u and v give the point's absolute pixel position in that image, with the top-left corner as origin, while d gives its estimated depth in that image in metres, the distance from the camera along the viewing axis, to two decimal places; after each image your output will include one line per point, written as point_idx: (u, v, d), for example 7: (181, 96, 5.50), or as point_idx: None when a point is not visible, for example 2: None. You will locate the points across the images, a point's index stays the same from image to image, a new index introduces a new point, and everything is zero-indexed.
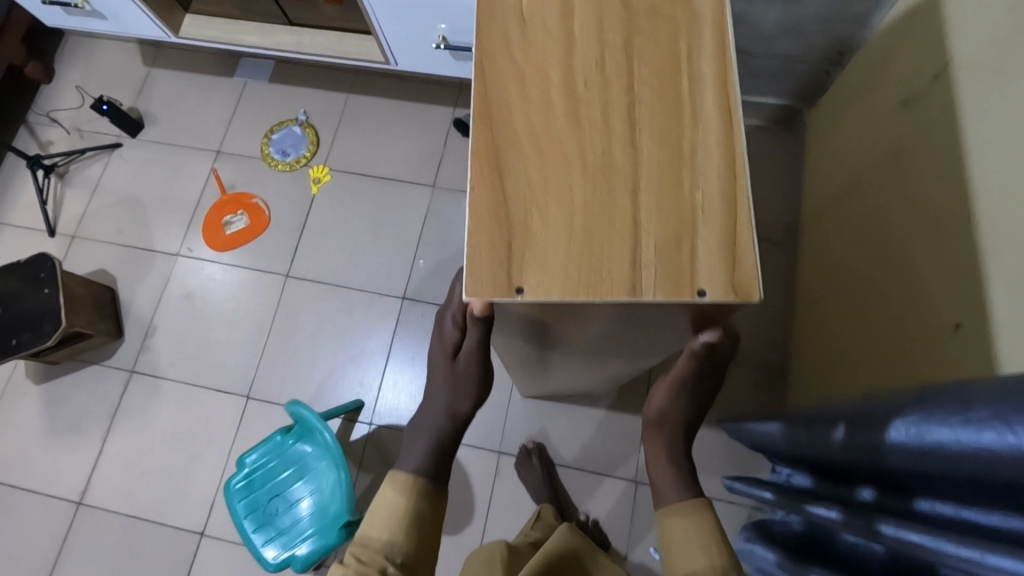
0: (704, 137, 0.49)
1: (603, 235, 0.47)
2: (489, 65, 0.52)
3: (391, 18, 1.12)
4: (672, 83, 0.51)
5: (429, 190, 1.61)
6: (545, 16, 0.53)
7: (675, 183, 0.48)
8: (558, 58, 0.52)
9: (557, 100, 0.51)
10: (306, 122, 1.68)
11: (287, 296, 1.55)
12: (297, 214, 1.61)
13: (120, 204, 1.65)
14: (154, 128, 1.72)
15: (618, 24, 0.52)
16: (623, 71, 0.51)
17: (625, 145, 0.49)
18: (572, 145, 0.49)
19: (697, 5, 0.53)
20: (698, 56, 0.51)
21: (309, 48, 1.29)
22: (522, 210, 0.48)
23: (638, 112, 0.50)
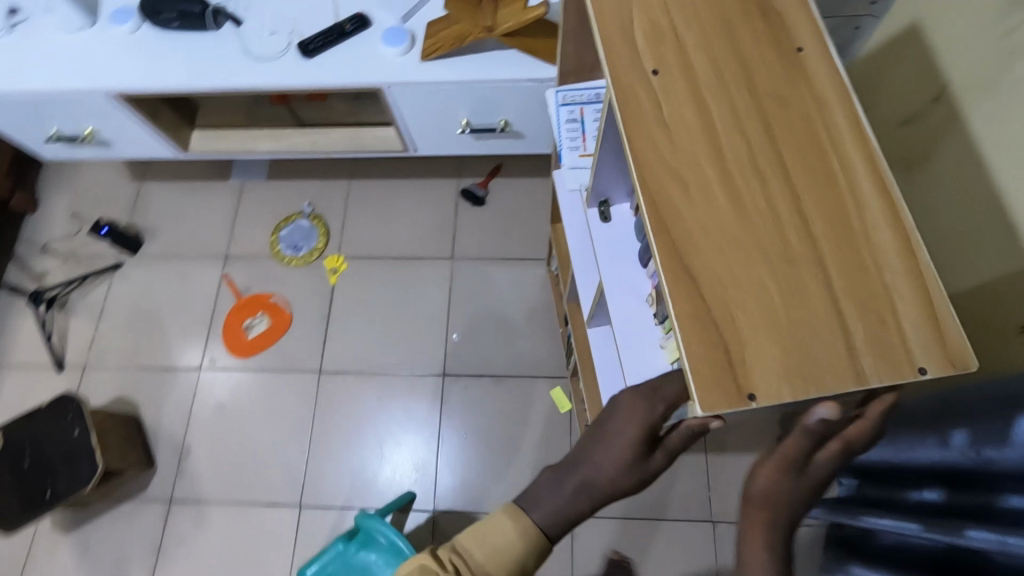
0: (868, 213, 0.49)
1: (812, 332, 0.46)
2: (647, 170, 0.51)
3: (415, 110, 1.13)
4: (823, 167, 0.51)
5: (448, 262, 1.61)
6: (680, 111, 0.53)
7: (862, 269, 0.47)
8: (709, 156, 0.52)
9: (718, 198, 0.51)
10: (312, 213, 1.68)
11: (323, 392, 1.51)
12: (319, 307, 1.59)
13: (131, 325, 1.60)
14: (154, 242, 1.69)
15: (755, 116, 0.53)
16: (775, 162, 0.52)
17: (798, 232, 0.49)
18: (749, 242, 0.49)
19: (822, 88, 0.54)
20: (833, 132, 0.53)
21: (323, 146, 1.29)
22: (725, 316, 0.47)
23: (800, 199, 0.50)
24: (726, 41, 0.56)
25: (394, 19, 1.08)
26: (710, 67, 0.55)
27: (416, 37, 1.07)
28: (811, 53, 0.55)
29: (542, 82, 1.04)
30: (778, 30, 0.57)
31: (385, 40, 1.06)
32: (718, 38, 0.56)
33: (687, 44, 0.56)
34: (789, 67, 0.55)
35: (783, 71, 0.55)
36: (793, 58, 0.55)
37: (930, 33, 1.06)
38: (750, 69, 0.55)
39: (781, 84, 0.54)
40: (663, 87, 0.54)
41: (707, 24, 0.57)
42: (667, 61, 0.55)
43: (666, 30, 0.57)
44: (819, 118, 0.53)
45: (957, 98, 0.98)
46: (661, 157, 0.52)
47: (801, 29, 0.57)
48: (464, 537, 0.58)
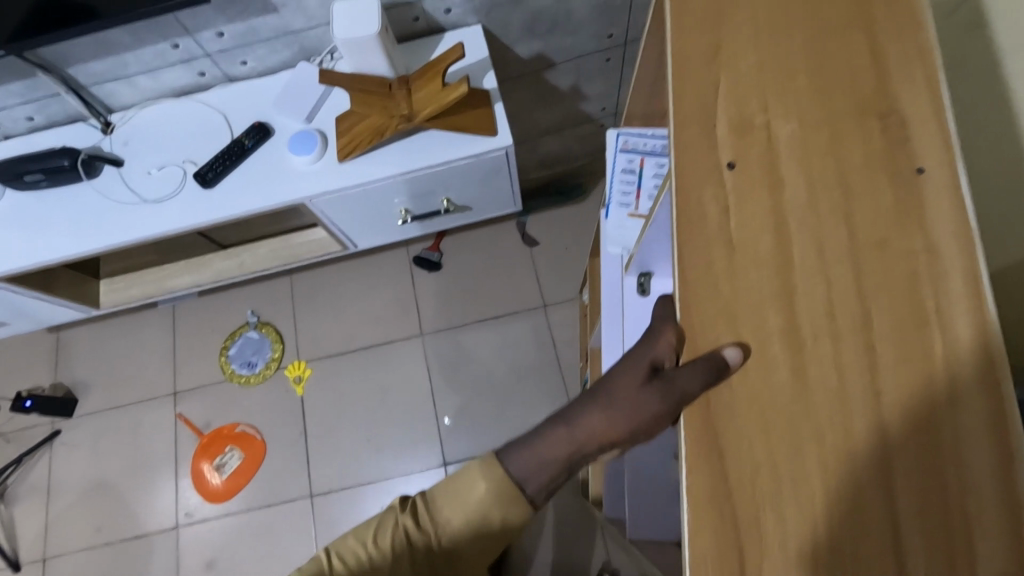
0: (973, 428, 0.41)
1: (855, 529, 0.40)
2: (699, 337, 0.46)
3: (345, 213, 1.00)
4: (915, 333, 0.44)
5: (419, 339, 1.49)
6: (758, 262, 0.47)
7: (943, 476, 0.40)
8: (780, 299, 0.46)
9: (782, 355, 0.44)
10: (259, 321, 1.53)
11: (320, 518, 1.37)
12: (292, 424, 1.45)
13: (86, 497, 1.42)
14: (90, 397, 1.50)
15: (839, 252, 0.46)
16: (854, 313, 0.45)
17: (880, 433, 0.42)
18: (803, 414, 0.43)
19: (932, 228, 0.46)
20: (945, 302, 0.44)
21: (254, 266, 1.15)
22: (753, 508, 0.42)
23: (884, 367, 0.43)
24: (828, 153, 0.49)
25: (297, 122, 0.95)
26: (791, 187, 0.48)
27: (327, 135, 0.94)
28: (935, 177, 0.47)
29: (482, 157, 0.93)
30: (898, 139, 0.48)
31: (293, 147, 0.92)
32: (817, 148, 0.49)
33: (777, 151, 0.50)
34: (901, 205, 0.47)
35: (892, 204, 0.47)
36: (914, 191, 0.47)
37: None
38: (849, 194, 0.48)
39: (883, 220, 0.46)
40: (726, 199, 0.49)
41: (810, 126, 0.50)
42: (747, 158, 0.50)
43: (759, 127, 0.51)
44: (914, 263, 0.45)
45: None
46: (711, 288, 0.47)
47: (925, 142, 0.48)
48: (440, 491, 0.53)
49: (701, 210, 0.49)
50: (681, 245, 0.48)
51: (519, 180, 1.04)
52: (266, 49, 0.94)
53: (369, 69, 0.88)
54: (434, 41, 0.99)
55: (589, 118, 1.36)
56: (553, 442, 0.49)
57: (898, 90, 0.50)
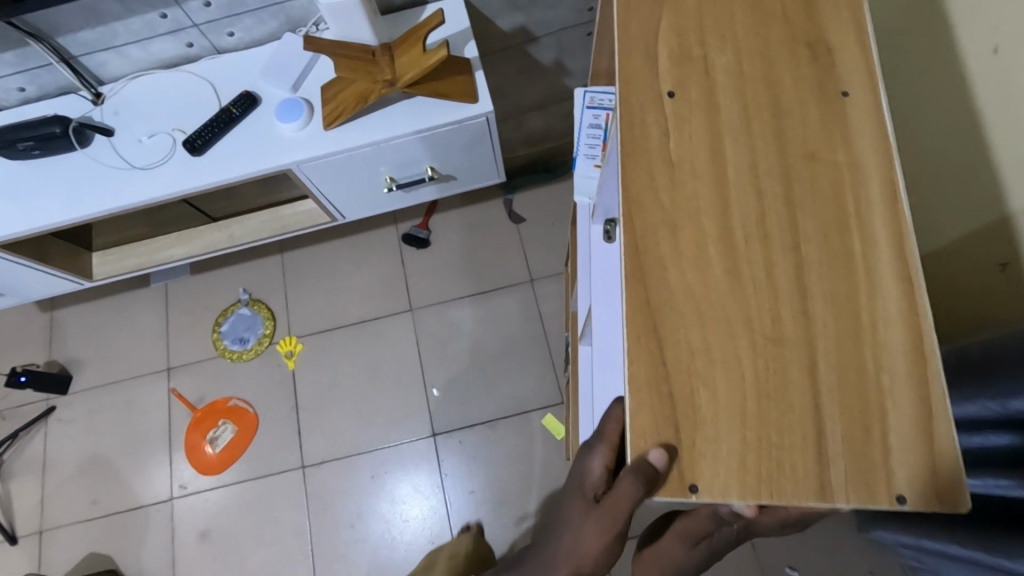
0: (887, 314, 0.45)
1: (782, 415, 0.44)
2: (641, 242, 0.48)
3: (332, 180, 1.03)
4: (839, 235, 0.47)
5: (408, 314, 1.52)
6: (695, 176, 0.50)
7: (860, 361, 0.44)
8: (716, 209, 0.49)
9: (716, 260, 0.47)
10: (250, 299, 1.55)
11: (312, 488, 1.40)
12: (285, 397, 1.47)
13: (81, 471, 1.45)
14: (84, 374, 1.53)
15: (771, 165, 0.49)
16: (784, 220, 0.48)
17: (805, 322, 0.45)
18: (735, 307, 0.46)
19: (856, 142, 0.49)
20: (865, 205, 0.48)
21: (244, 237, 1.18)
22: (689, 390, 0.45)
23: (809, 267, 0.46)
24: (763, 75, 0.52)
25: (283, 90, 0.98)
26: (729, 108, 0.51)
27: (313, 103, 0.97)
28: (859, 97, 0.50)
29: (462, 124, 0.96)
30: (826, 61, 0.52)
31: (279, 115, 0.95)
32: (751, 73, 0.52)
33: (716, 76, 0.52)
34: (828, 120, 0.50)
35: (822, 121, 0.50)
36: (839, 107, 0.50)
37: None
38: (782, 114, 0.51)
39: (813, 135, 0.50)
40: (674, 122, 0.51)
41: (746, 52, 0.53)
42: (686, 85, 0.52)
43: (696, 53, 0.53)
44: (839, 173, 0.49)
45: None
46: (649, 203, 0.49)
47: (851, 67, 0.52)
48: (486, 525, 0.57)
49: (642, 136, 0.51)
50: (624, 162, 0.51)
51: (499, 148, 1.07)
52: (252, 20, 0.97)
53: (354, 38, 0.91)
54: (418, 11, 1.01)
55: (571, 94, 1.39)
56: (585, 534, 0.55)
57: (826, 17, 0.53)
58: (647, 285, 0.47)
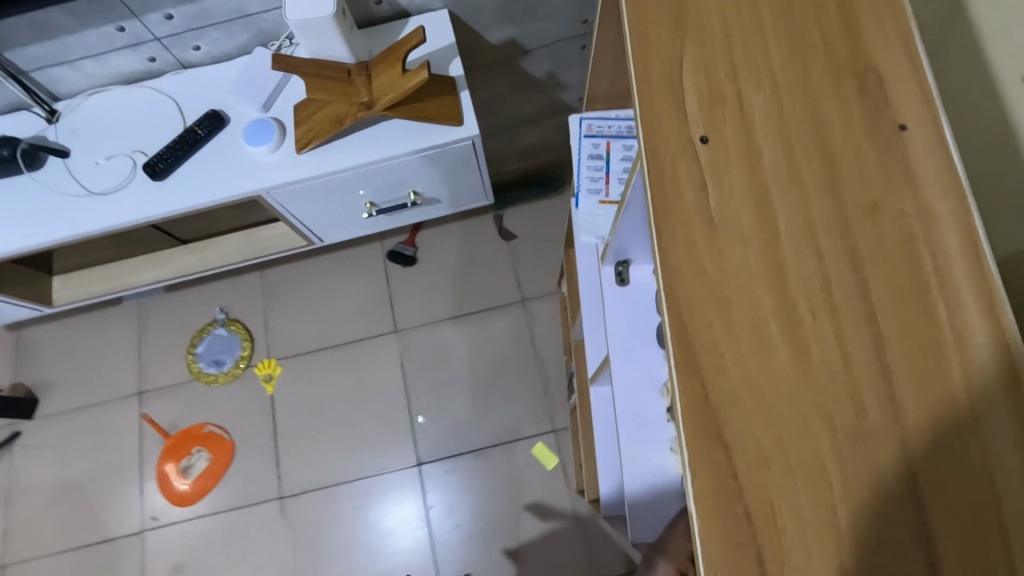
0: (987, 390, 0.39)
1: (877, 520, 0.38)
2: (692, 324, 0.43)
3: (306, 207, 0.97)
4: (918, 297, 0.42)
5: (394, 336, 1.46)
6: (744, 242, 0.44)
7: (956, 448, 0.38)
8: (775, 279, 0.43)
9: (779, 340, 0.42)
10: (228, 319, 1.48)
11: (291, 519, 1.34)
12: (263, 424, 1.40)
13: (48, 501, 1.37)
14: (52, 398, 1.45)
15: (831, 221, 0.44)
16: (852, 282, 0.42)
17: (890, 408, 0.40)
18: (807, 395, 0.41)
19: (924, 188, 0.44)
20: (945, 264, 0.42)
21: (216, 261, 1.10)
22: (767, 500, 0.39)
23: (886, 340, 0.41)
24: (805, 115, 0.47)
25: (253, 110, 0.91)
26: (770, 153, 0.46)
27: (286, 124, 0.90)
28: (919, 132, 0.45)
29: (448, 148, 0.90)
30: (873, 93, 0.47)
31: (248, 138, 0.88)
32: (792, 116, 0.47)
33: (753, 119, 0.48)
34: (889, 165, 0.45)
35: (878, 164, 0.45)
36: (898, 144, 0.45)
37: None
38: (835, 162, 0.45)
39: (874, 181, 0.45)
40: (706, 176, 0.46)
41: (781, 88, 0.48)
42: (720, 129, 0.47)
43: (725, 95, 0.48)
44: (910, 224, 0.43)
45: None
46: (699, 278, 0.44)
47: (906, 99, 0.46)
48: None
49: (673, 195, 0.46)
50: (659, 231, 0.45)
51: (488, 171, 1.00)
52: (220, 33, 0.89)
53: (328, 54, 0.83)
54: (399, 26, 0.94)
55: (564, 107, 1.33)
56: None
57: (870, 43, 0.48)
58: (705, 376, 0.42)
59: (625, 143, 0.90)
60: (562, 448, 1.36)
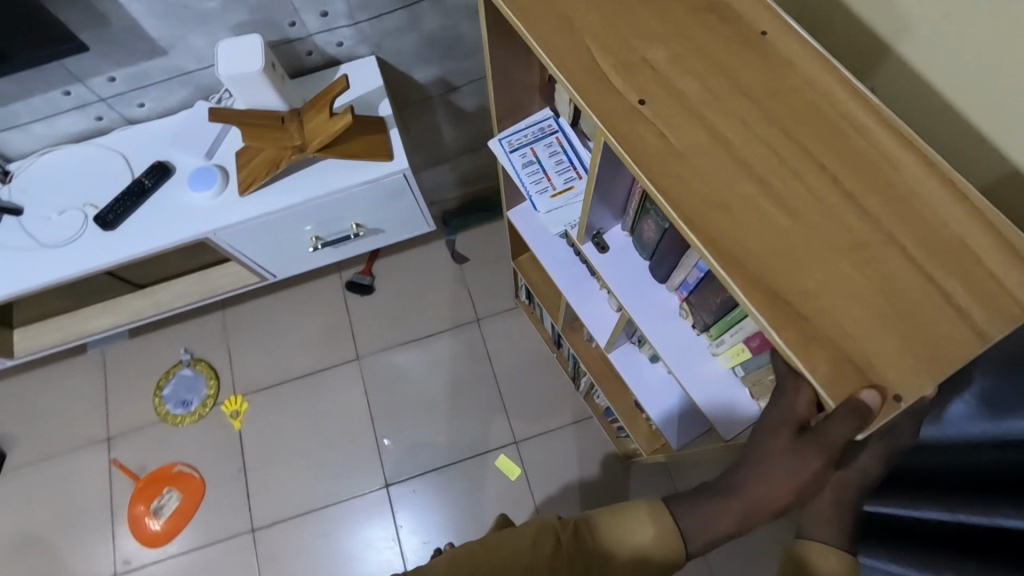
0: (896, 160, 0.44)
1: (903, 287, 0.41)
2: (684, 202, 0.44)
3: (253, 245, 1.03)
4: (812, 115, 0.46)
5: (356, 363, 1.51)
6: (671, 121, 0.46)
7: (909, 208, 0.43)
8: (771, 197, 0.44)
9: (799, 243, 0.43)
10: (192, 359, 1.52)
11: (264, 551, 1.36)
12: (231, 459, 1.44)
13: (15, 557, 1.38)
14: (18, 451, 1.46)
15: (731, 88, 0.47)
16: (769, 126, 0.46)
17: (847, 205, 0.43)
18: (793, 222, 0.43)
19: (769, 37, 0.49)
20: (817, 80, 0.47)
21: (173, 303, 1.15)
22: (822, 316, 0.41)
23: (869, 201, 0.44)
24: (648, 9, 0.51)
25: (196, 159, 0.97)
26: (693, 85, 0.47)
27: (229, 168, 0.97)
28: None
29: (381, 182, 0.97)
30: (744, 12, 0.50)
31: (193, 184, 0.94)
32: (640, 13, 0.51)
33: (621, 28, 0.50)
34: (727, 26, 0.49)
35: (722, 24, 0.49)
36: (769, 42, 0.49)
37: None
38: (687, 39, 0.49)
39: (776, 80, 0.47)
40: (663, 130, 0.46)
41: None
42: (648, 86, 0.48)
43: (629, 60, 0.49)
44: (827, 104, 0.46)
45: None
46: (718, 223, 0.44)
47: None
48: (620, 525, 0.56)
49: (607, 105, 0.47)
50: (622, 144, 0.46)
51: (423, 199, 1.08)
52: (160, 91, 0.97)
53: (263, 104, 0.91)
54: (333, 71, 1.02)
55: None
56: (781, 472, 0.48)
57: None
58: (715, 239, 0.44)
59: (546, 140, 0.75)
60: (524, 458, 1.41)
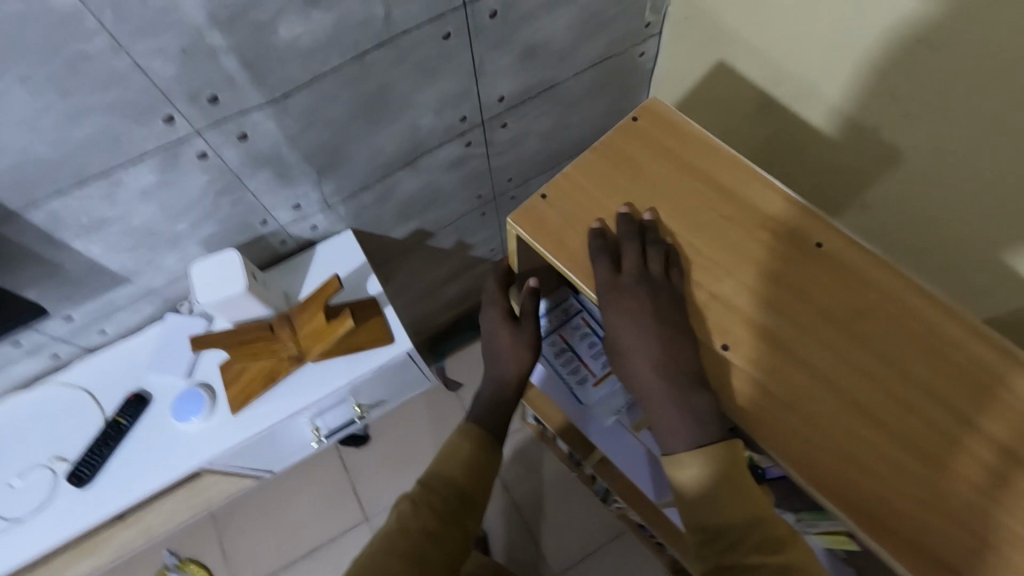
0: (936, 336, 0.59)
1: (952, 458, 0.54)
2: (756, 404, 0.58)
3: (253, 455, 0.94)
4: (863, 303, 0.61)
5: (366, 526, 1.39)
6: (740, 327, 0.61)
7: (953, 378, 0.57)
8: (852, 409, 0.57)
9: (898, 453, 0.55)
10: (180, 561, 1.35)
11: None
12: None
13: None
14: None
15: (786, 291, 0.62)
16: (824, 320, 0.60)
17: (899, 383, 0.57)
18: (853, 404, 0.57)
19: (818, 235, 0.64)
20: (861, 273, 0.62)
21: (162, 528, 1.02)
22: (887, 480, 0.54)
23: (949, 397, 0.56)
24: (707, 227, 0.65)
25: (177, 381, 0.88)
26: (771, 316, 0.61)
27: (214, 385, 0.87)
28: (769, 196, 0.66)
29: (385, 367, 0.91)
30: (785, 235, 0.64)
31: (177, 414, 0.85)
32: (702, 228, 0.65)
33: (684, 251, 0.65)
34: (776, 230, 0.65)
35: (770, 232, 0.65)
36: (831, 260, 0.63)
37: (691, 100, 1.05)
38: (745, 251, 0.64)
39: (846, 298, 0.61)
40: (756, 377, 0.59)
41: (682, 214, 0.66)
42: (709, 303, 0.62)
43: (712, 306, 0.62)
44: (869, 287, 0.61)
45: None
46: (821, 431, 0.57)
47: (743, 181, 0.67)
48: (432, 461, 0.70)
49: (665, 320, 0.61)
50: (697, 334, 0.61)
51: (427, 364, 1.01)
52: (126, 314, 0.88)
53: (245, 314, 0.85)
54: (321, 267, 0.95)
55: (478, 261, 1.39)
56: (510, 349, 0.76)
57: (699, 159, 0.69)
58: (790, 425, 0.57)
59: (573, 322, 0.84)
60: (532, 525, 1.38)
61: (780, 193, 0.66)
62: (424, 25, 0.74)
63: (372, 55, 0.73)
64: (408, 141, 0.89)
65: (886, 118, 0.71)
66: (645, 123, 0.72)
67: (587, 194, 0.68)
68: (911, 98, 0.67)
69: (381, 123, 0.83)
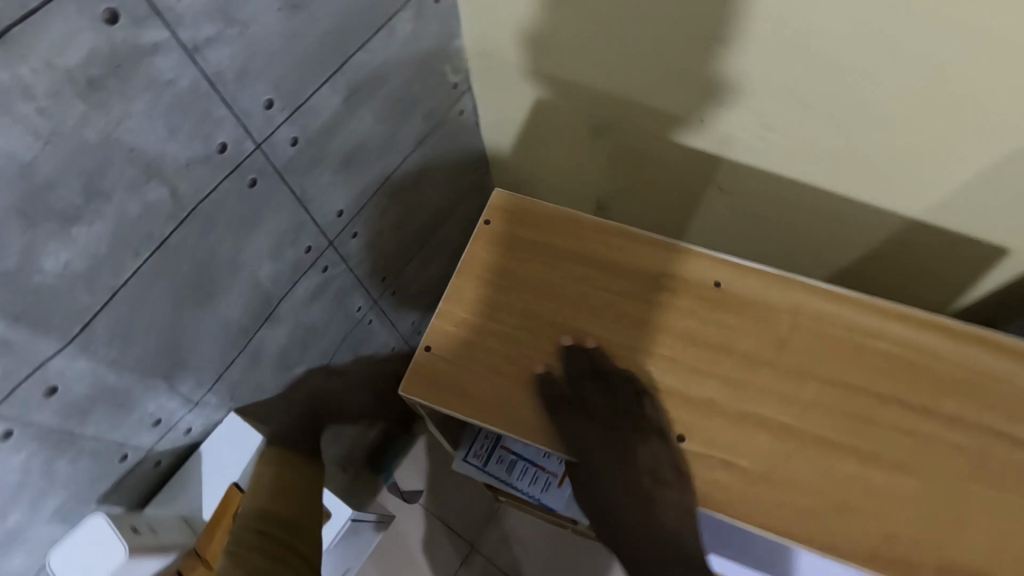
0: (841, 332, 0.60)
1: (907, 452, 0.56)
2: (720, 484, 0.57)
3: None
4: (768, 328, 0.61)
5: None
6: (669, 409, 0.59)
7: (874, 368, 0.59)
8: (805, 442, 0.57)
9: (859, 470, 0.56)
10: None
11: None
12: None
13: None
14: None
15: (697, 345, 0.61)
16: (740, 361, 0.60)
17: (831, 397, 0.58)
18: (805, 436, 0.57)
19: (698, 272, 0.64)
20: (752, 299, 0.63)
21: None
22: (863, 499, 0.55)
23: (897, 393, 0.58)
24: (597, 312, 0.64)
25: None
26: (717, 382, 0.60)
27: None
28: (640, 250, 0.65)
29: None
30: (689, 289, 0.63)
31: None
32: (593, 313, 0.64)
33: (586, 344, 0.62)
34: (660, 286, 0.64)
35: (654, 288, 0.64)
36: (743, 300, 0.62)
37: (525, 142, 1.02)
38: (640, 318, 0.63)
39: (763, 331, 0.61)
40: (726, 459, 0.57)
41: (571, 308, 0.64)
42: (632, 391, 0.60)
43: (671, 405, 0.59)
44: (767, 310, 0.62)
45: (615, 203, 1.01)
46: (788, 479, 0.56)
47: (610, 248, 0.66)
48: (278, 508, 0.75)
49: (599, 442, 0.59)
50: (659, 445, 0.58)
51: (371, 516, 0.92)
52: None
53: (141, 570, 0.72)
54: (220, 471, 0.83)
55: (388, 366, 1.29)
56: None
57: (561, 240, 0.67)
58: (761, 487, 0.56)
59: None
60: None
61: (649, 244, 0.65)
62: (222, 184, 0.65)
63: (174, 239, 0.62)
64: (256, 298, 0.79)
65: (710, 110, 0.73)
66: (509, 225, 0.68)
67: (470, 327, 0.64)
68: (726, 86, 0.68)
69: (217, 296, 0.72)
